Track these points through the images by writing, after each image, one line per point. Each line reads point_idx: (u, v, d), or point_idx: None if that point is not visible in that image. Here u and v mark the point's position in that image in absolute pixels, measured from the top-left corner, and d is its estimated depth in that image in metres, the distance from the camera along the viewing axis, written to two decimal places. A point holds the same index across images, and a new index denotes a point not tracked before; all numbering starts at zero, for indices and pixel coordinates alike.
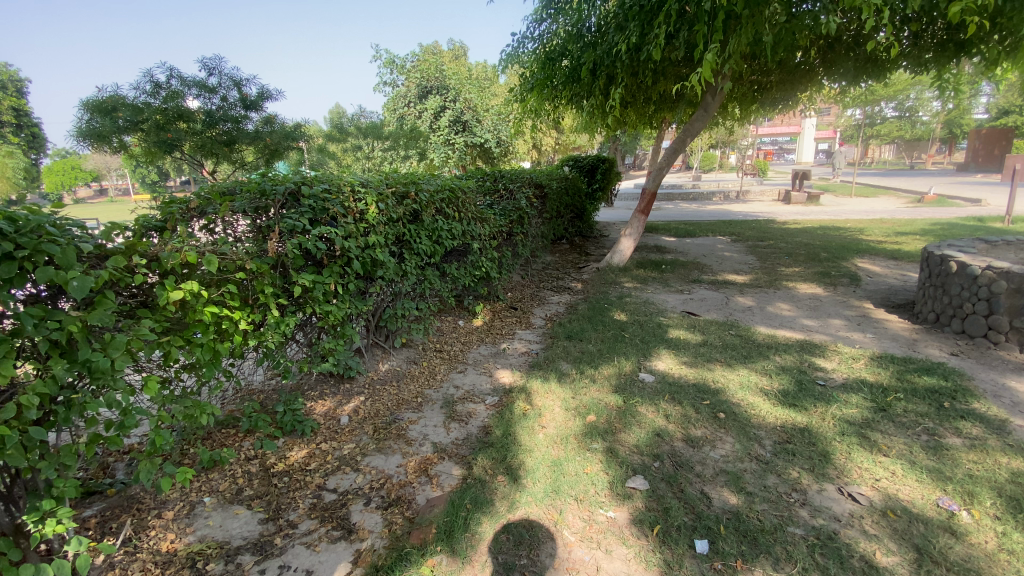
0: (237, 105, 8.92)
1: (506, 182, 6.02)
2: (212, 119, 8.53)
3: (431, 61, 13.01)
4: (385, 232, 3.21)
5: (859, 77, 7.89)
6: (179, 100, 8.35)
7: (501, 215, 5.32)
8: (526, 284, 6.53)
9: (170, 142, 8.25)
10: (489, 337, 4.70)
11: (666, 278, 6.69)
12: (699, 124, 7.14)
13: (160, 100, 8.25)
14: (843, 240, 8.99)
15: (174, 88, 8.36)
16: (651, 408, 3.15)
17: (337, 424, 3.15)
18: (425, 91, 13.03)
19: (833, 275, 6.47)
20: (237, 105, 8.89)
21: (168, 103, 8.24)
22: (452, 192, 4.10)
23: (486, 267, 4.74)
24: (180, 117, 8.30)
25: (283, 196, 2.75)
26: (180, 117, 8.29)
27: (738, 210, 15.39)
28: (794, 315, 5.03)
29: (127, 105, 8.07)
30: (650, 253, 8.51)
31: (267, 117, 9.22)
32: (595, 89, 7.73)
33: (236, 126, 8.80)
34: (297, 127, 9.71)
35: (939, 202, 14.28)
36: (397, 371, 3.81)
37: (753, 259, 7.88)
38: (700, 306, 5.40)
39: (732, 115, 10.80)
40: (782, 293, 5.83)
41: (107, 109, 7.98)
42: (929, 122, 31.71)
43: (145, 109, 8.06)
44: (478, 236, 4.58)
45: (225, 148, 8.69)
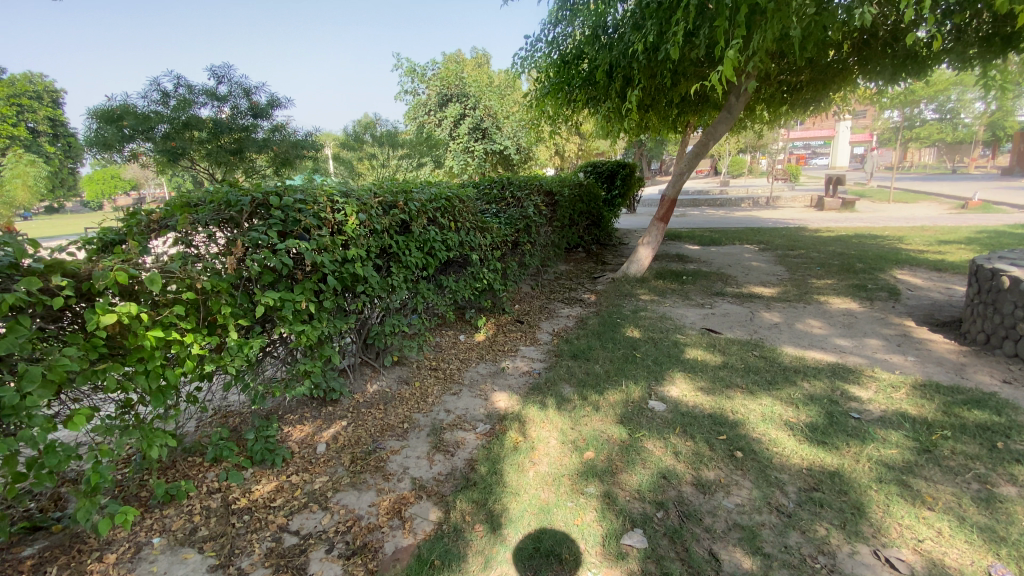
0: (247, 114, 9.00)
1: (514, 190, 5.74)
2: (222, 128, 8.56)
3: (452, 69, 12.85)
4: (368, 245, 2.95)
5: (896, 76, 7.37)
6: (190, 109, 8.40)
7: (506, 224, 5.04)
8: (536, 296, 6.23)
9: (181, 151, 8.28)
10: (490, 354, 4.42)
11: (686, 290, 6.29)
12: (722, 127, 6.74)
13: (169, 109, 8.29)
14: (880, 249, 8.41)
15: (184, 97, 8.40)
16: (658, 443, 2.80)
17: (313, 455, 2.91)
18: (445, 100, 12.91)
19: (869, 288, 5.97)
20: (246, 114, 8.97)
21: (179, 113, 8.29)
22: (448, 201, 3.84)
23: (488, 280, 4.46)
24: (187, 126, 8.34)
25: (251, 207, 2.54)
26: (191, 126, 8.32)
27: (767, 217, 14.76)
28: (825, 334, 4.59)
29: (135, 113, 8.08)
30: (671, 262, 8.12)
31: (276, 125, 9.25)
32: (611, 91, 7.42)
33: (246, 134, 8.83)
34: (306, 136, 9.78)
35: (985, 208, 13.42)
36: (385, 393, 3.55)
37: (781, 270, 7.40)
38: (721, 322, 5.00)
39: (760, 118, 10.32)
40: (812, 308, 5.38)
41: (114, 118, 8.00)
42: (971, 124, 30.23)
43: (154, 118, 8.09)
44: (478, 246, 4.31)
45: (234, 156, 8.73)
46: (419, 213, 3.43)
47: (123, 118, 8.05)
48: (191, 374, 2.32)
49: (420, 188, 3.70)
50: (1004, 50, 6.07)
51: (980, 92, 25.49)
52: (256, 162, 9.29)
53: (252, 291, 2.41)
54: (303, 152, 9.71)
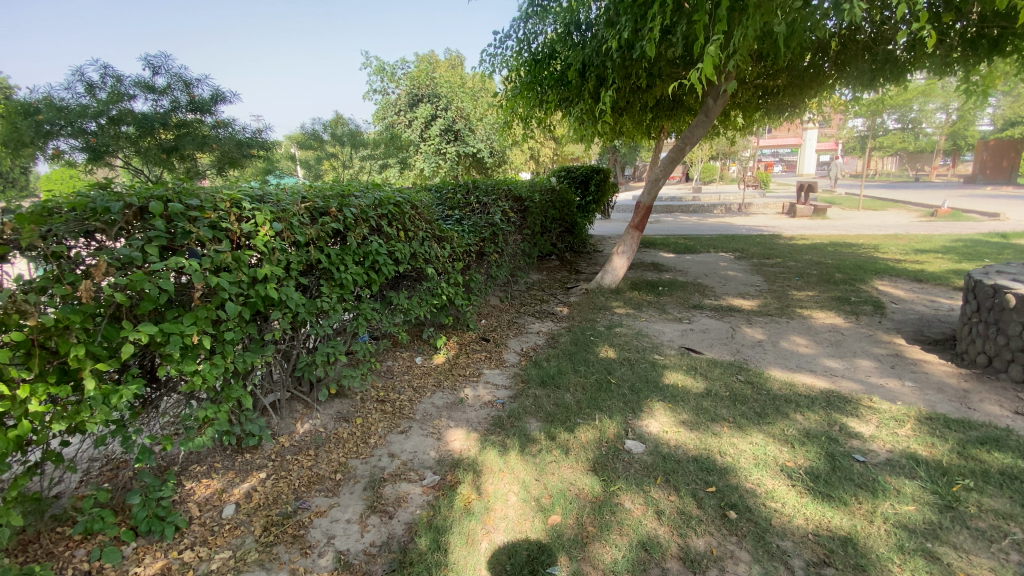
0: (185, 107, 8.28)
1: (479, 197, 5.27)
2: (158, 124, 7.89)
3: (422, 68, 12.33)
4: (286, 262, 2.43)
5: (874, 81, 7.17)
6: (123, 103, 7.75)
7: (469, 232, 4.55)
8: (504, 310, 5.74)
9: (111, 150, 7.61)
10: (448, 379, 3.91)
11: (663, 302, 5.92)
12: (700, 131, 6.40)
13: (95, 101, 7.60)
14: (858, 258, 8.23)
15: (118, 91, 7.75)
16: (638, 499, 2.34)
17: (216, 520, 2.36)
18: (415, 100, 12.39)
19: (854, 301, 5.69)
20: (184, 107, 8.25)
21: (111, 107, 7.63)
22: (396, 207, 3.33)
23: (447, 296, 3.96)
24: (114, 121, 7.63)
25: (127, 216, 1.99)
26: (122, 121, 7.66)
27: (742, 223, 14.64)
28: (813, 354, 4.24)
29: (55, 107, 7.38)
30: (647, 271, 7.76)
31: (221, 122, 8.55)
32: (584, 92, 7.01)
33: (187, 131, 8.15)
34: (255, 134, 9.10)
35: (953, 216, 13.56)
36: (318, 434, 3.02)
37: (760, 280, 7.10)
38: (702, 339, 4.63)
39: (734, 125, 10.13)
40: (796, 323, 5.06)
41: (28, 112, 7.27)
42: (932, 135, 31.21)
43: (78, 111, 7.42)
44: (434, 258, 3.80)
45: (170, 155, 8.01)
46: (359, 219, 2.90)
47: (39, 113, 7.33)
48: (36, 433, 1.77)
49: (363, 192, 3.19)
50: (990, 54, 5.93)
51: (942, 102, 26.23)
52: (200, 162, 8.61)
53: (123, 323, 1.87)
54: (251, 151, 9.06)
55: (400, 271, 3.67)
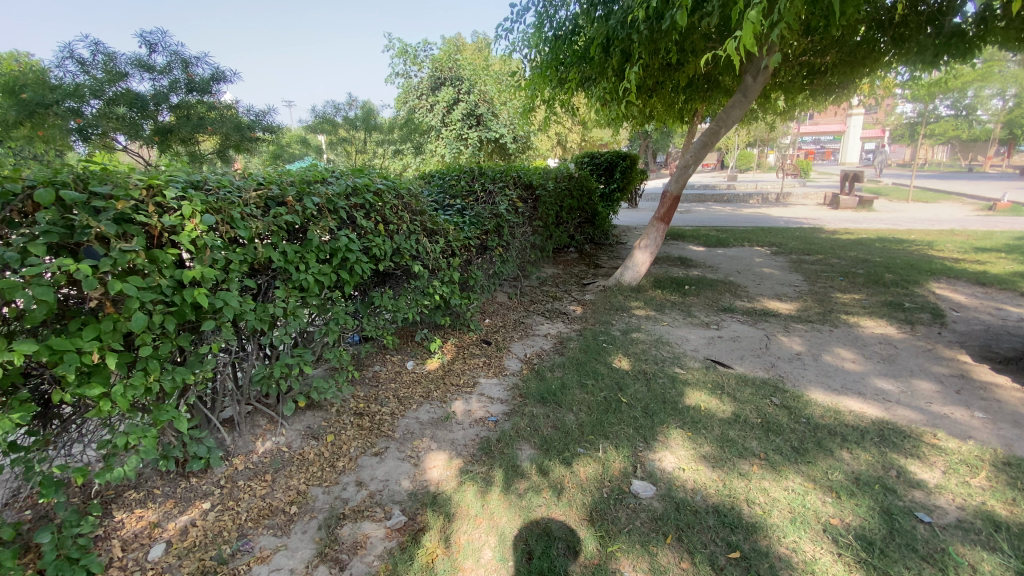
0: (182, 88, 8.10)
1: (486, 185, 4.80)
2: (150, 105, 7.75)
3: (446, 49, 11.87)
4: (222, 263, 2.05)
5: (936, 59, 6.32)
6: (121, 82, 7.64)
7: (469, 224, 4.12)
8: (512, 308, 5.30)
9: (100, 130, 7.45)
10: (439, 388, 3.50)
11: (689, 303, 5.38)
12: (736, 113, 5.74)
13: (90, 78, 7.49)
14: (910, 256, 7.45)
15: (114, 68, 7.64)
16: (641, 568, 1.90)
17: (140, 564, 2.02)
18: (438, 83, 11.96)
19: (907, 307, 5.03)
20: (181, 88, 8.07)
21: (107, 85, 7.53)
22: (377, 195, 2.90)
23: (439, 296, 3.53)
24: (111, 102, 7.53)
25: (12, 207, 1.64)
26: (117, 101, 7.50)
27: (778, 215, 13.78)
28: (861, 373, 3.65)
29: (51, 86, 7.29)
30: (673, 267, 7.18)
31: (220, 102, 8.43)
32: (608, 70, 6.42)
33: (185, 113, 7.97)
34: (257, 118, 8.93)
35: (1013, 210, 12.44)
36: (280, 454, 2.67)
37: (798, 280, 6.45)
38: (731, 348, 4.09)
39: (773, 109, 9.35)
40: (841, 332, 4.46)
41: (13, 90, 7.13)
42: (988, 122, 29.14)
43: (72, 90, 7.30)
44: (425, 253, 3.37)
45: (165, 136, 7.82)
46: (323, 211, 2.48)
47: (23, 91, 7.15)
48: None
49: (335, 178, 2.77)
50: None
51: (1001, 87, 24.37)
52: (201, 146, 8.43)
53: None
54: (253, 133, 8.85)
55: (384, 268, 3.26)
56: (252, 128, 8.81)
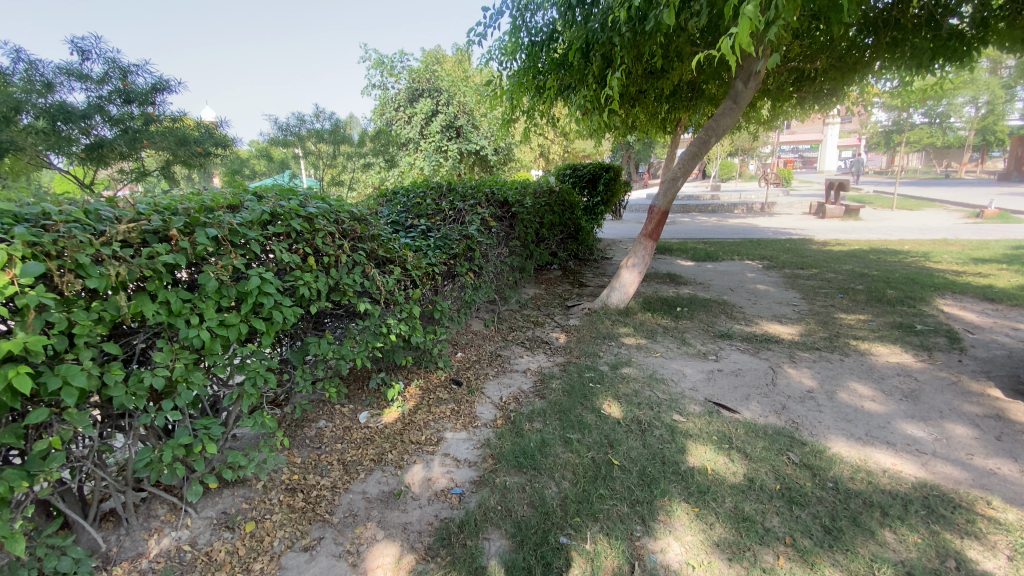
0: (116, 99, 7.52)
1: (454, 204, 4.28)
2: (80, 118, 7.08)
3: (424, 61, 11.48)
4: (64, 325, 1.52)
5: (932, 62, 6.00)
6: (52, 95, 7.05)
7: (434, 249, 3.59)
8: (488, 338, 4.76)
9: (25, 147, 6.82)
10: (397, 447, 2.95)
11: (683, 329, 4.89)
12: (727, 120, 5.31)
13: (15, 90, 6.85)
14: (908, 269, 7.10)
15: (39, 78, 7.00)
16: None
17: None
18: (415, 95, 11.53)
19: (920, 329, 4.60)
20: (116, 99, 7.49)
21: (35, 97, 6.91)
22: (308, 221, 2.36)
23: (394, 336, 2.98)
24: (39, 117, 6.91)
25: None
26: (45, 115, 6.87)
27: (765, 225, 13.49)
28: (885, 415, 3.17)
29: None
30: (663, 285, 6.73)
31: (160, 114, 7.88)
32: (588, 76, 5.98)
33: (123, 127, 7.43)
34: (206, 133, 8.40)
35: (1001, 217, 12.31)
36: (179, 555, 2.09)
37: (796, 298, 6.01)
38: (734, 386, 3.60)
39: (758, 118, 9.03)
40: (854, 362, 3.99)
41: None
42: (961, 129, 29.66)
43: None
44: (376, 288, 2.81)
45: (98, 152, 7.19)
46: (225, 244, 1.95)
47: None
48: None
49: (250, 200, 2.23)
50: None
51: (974, 95, 24.77)
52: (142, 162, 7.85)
53: None
54: (202, 147, 8.28)
55: (324, 308, 2.72)
56: (200, 142, 8.23)
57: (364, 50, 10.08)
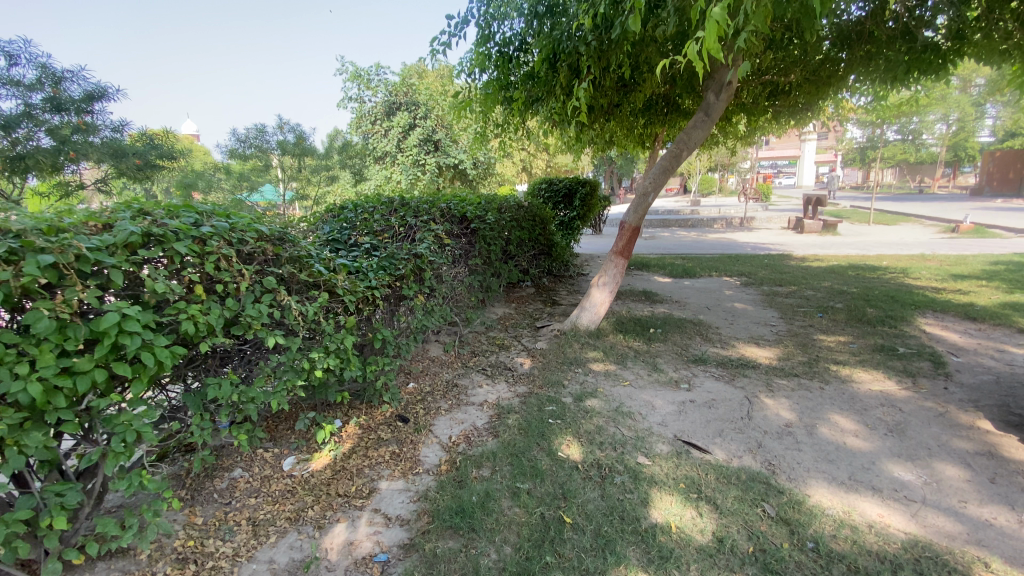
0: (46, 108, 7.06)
1: (404, 220, 3.95)
2: (5, 126, 6.60)
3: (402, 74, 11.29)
4: None
5: (907, 74, 5.86)
6: None
7: (376, 271, 3.24)
8: (447, 364, 4.40)
9: None
10: (320, 502, 2.57)
11: (655, 353, 4.59)
12: (699, 133, 5.07)
13: None
14: (888, 286, 6.93)
15: None
16: None
17: None
18: (391, 108, 11.29)
19: (903, 352, 4.35)
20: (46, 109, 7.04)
21: None
22: (200, 243, 2.03)
23: (320, 372, 2.61)
24: None
25: None
26: None
27: (744, 240, 13.39)
28: (869, 454, 2.88)
29: None
30: (637, 304, 6.45)
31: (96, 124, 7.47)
32: (556, 87, 5.74)
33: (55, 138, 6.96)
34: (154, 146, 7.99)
35: (976, 232, 12.38)
36: None
37: (774, 317, 5.76)
38: (706, 420, 3.29)
39: (735, 133, 8.89)
40: (835, 390, 3.71)
41: None
42: (933, 146, 30.33)
43: None
44: (295, 319, 2.45)
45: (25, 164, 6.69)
46: (70, 274, 1.62)
47: None
48: None
49: (122, 218, 1.89)
50: None
51: (945, 112, 25.36)
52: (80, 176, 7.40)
53: None
54: (147, 160, 7.86)
55: (231, 343, 2.38)
56: (144, 155, 7.82)
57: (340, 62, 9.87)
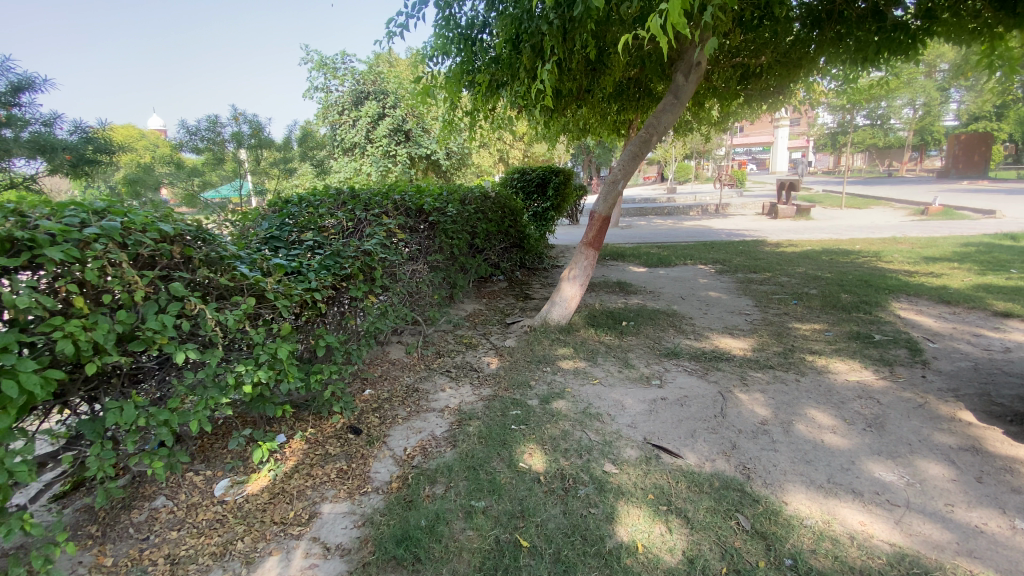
0: None
1: (353, 214, 3.67)
2: None
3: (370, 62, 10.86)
4: None
5: (878, 56, 5.74)
6: None
7: (317, 271, 2.94)
8: (407, 366, 4.13)
9: None
10: (251, 532, 2.34)
11: (627, 347, 4.39)
12: (669, 117, 4.86)
13: None
14: (862, 271, 6.88)
15: None
16: None
17: None
18: (360, 98, 10.86)
19: (880, 340, 4.24)
20: None
21: None
22: (81, 248, 1.79)
23: (247, 387, 2.36)
24: None
25: None
26: None
27: (719, 226, 13.33)
28: (848, 453, 2.73)
29: None
30: (611, 295, 6.25)
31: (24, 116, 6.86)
32: (520, 71, 5.45)
33: None
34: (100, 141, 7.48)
35: (945, 214, 12.54)
36: None
37: (749, 306, 5.63)
38: (677, 419, 3.10)
39: (708, 119, 8.72)
40: (811, 382, 3.56)
41: None
42: (901, 130, 30.86)
43: None
44: (212, 327, 2.19)
45: None
46: None
47: None
48: None
49: None
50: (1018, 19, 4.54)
51: (912, 96, 25.78)
52: None
53: None
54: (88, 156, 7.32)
55: (139, 360, 2.14)
56: None
57: (305, 50, 9.56)
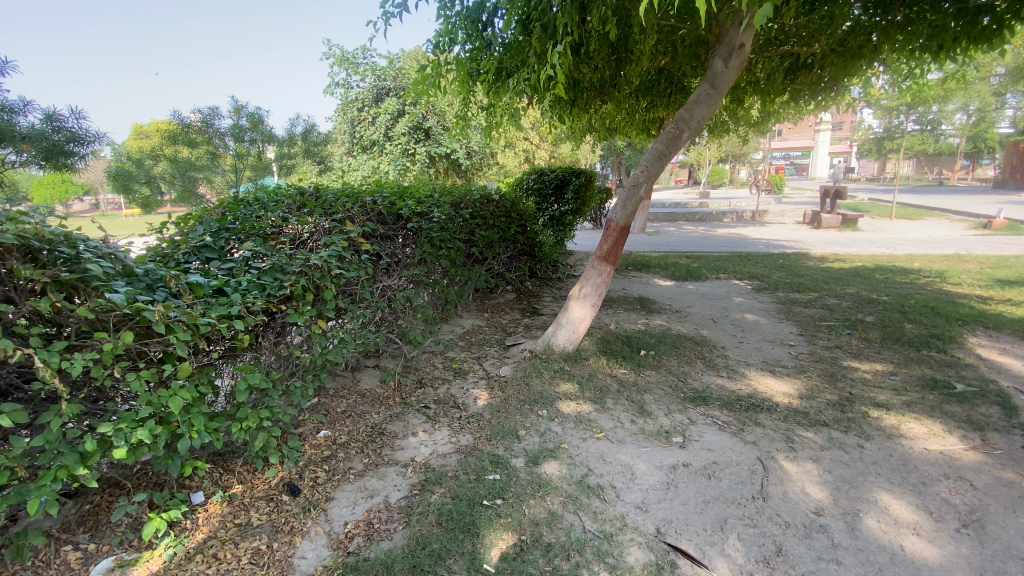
0: None
1: (310, 219, 3.05)
2: None
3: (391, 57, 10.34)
4: None
5: (957, 46, 4.83)
6: None
7: (241, 293, 2.32)
8: (378, 401, 3.48)
9: None
10: None
11: (643, 385, 3.65)
12: (702, 110, 4.09)
13: None
14: (926, 295, 5.92)
15: None
16: None
17: None
18: (380, 94, 10.36)
19: (963, 392, 3.38)
20: None
21: None
22: None
23: (118, 452, 1.79)
24: None
25: None
26: None
27: (755, 236, 12.32)
28: (941, 572, 1.96)
29: None
30: (631, 315, 5.48)
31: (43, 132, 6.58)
32: (531, 57, 4.76)
33: None
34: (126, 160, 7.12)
35: (1011, 228, 11.29)
36: None
37: (793, 335, 4.79)
38: (702, 500, 2.35)
39: (747, 119, 7.83)
40: (879, 450, 2.76)
41: None
42: (955, 136, 28.85)
43: None
44: (51, 381, 1.62)
45: None
46: None
47: None
48: None
49: None
50: None
51: (970, 99, 23.96)
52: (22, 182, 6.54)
53: None
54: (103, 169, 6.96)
55: None
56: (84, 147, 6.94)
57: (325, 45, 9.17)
